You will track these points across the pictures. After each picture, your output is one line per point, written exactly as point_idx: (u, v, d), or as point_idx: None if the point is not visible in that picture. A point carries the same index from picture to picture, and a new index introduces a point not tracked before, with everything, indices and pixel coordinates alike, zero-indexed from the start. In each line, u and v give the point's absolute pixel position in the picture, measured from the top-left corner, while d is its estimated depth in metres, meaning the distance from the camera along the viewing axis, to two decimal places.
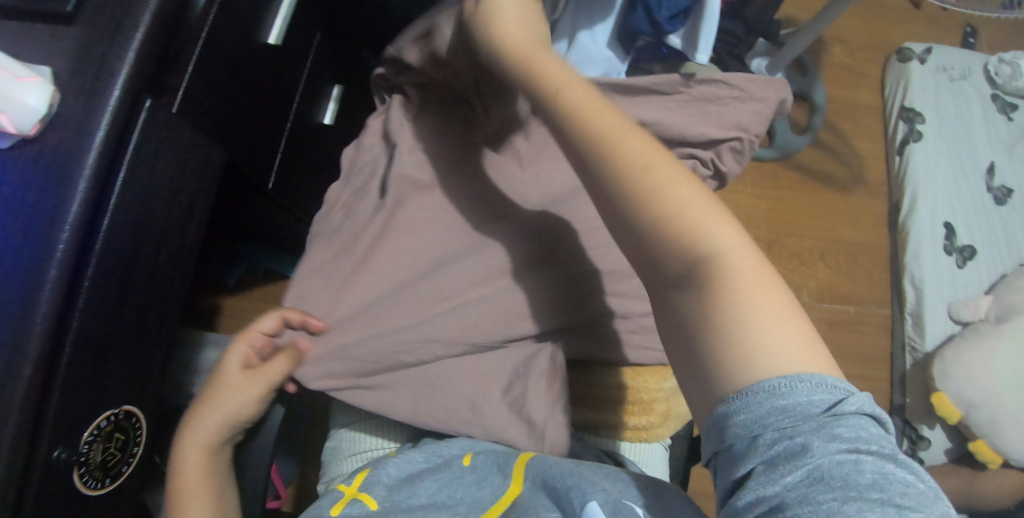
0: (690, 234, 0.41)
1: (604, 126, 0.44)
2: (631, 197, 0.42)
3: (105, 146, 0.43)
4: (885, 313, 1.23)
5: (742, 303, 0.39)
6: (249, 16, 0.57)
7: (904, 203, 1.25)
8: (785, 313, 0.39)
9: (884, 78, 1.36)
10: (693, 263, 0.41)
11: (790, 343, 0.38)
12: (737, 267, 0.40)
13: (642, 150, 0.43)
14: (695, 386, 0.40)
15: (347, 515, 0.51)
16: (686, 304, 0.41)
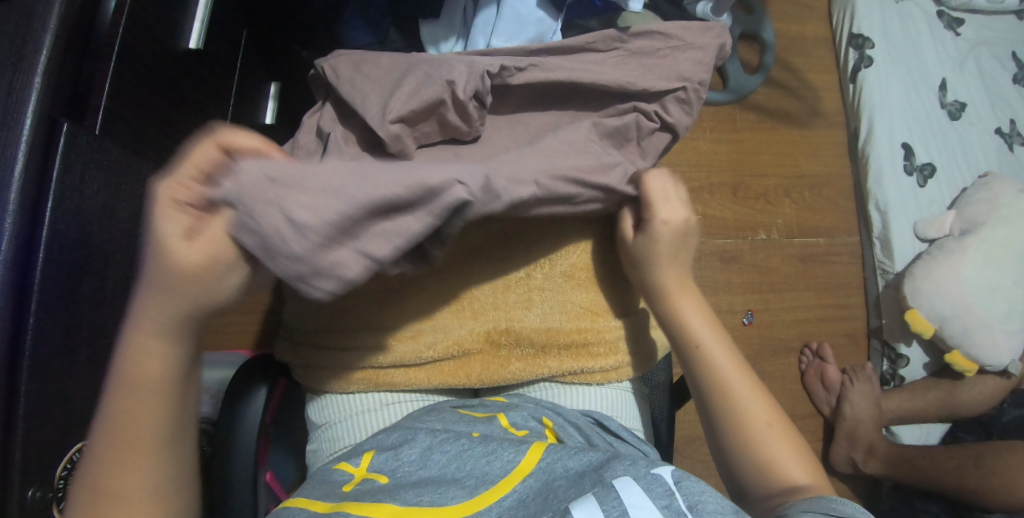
0: (718, 369, 0.58)
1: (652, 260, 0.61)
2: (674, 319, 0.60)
3: (26, 178, 0.42)
4: (853, 241, 1.25)
5: (747, 409, 0.56)
6: (160, 22, 0.55)
7: (862, 130, 1.26)
8: (771, 412, 0.57)
9: (831, 8, 1.36)
10: (718, 380, 0.58)
11: (773, 430, 0.56)
12: (762, 404, 0.57)
13: (675, 281, 0.61)
14: (711, 446, 0.58)
15: (360, 491, 0.47)
16: (724, 427, 0.57)
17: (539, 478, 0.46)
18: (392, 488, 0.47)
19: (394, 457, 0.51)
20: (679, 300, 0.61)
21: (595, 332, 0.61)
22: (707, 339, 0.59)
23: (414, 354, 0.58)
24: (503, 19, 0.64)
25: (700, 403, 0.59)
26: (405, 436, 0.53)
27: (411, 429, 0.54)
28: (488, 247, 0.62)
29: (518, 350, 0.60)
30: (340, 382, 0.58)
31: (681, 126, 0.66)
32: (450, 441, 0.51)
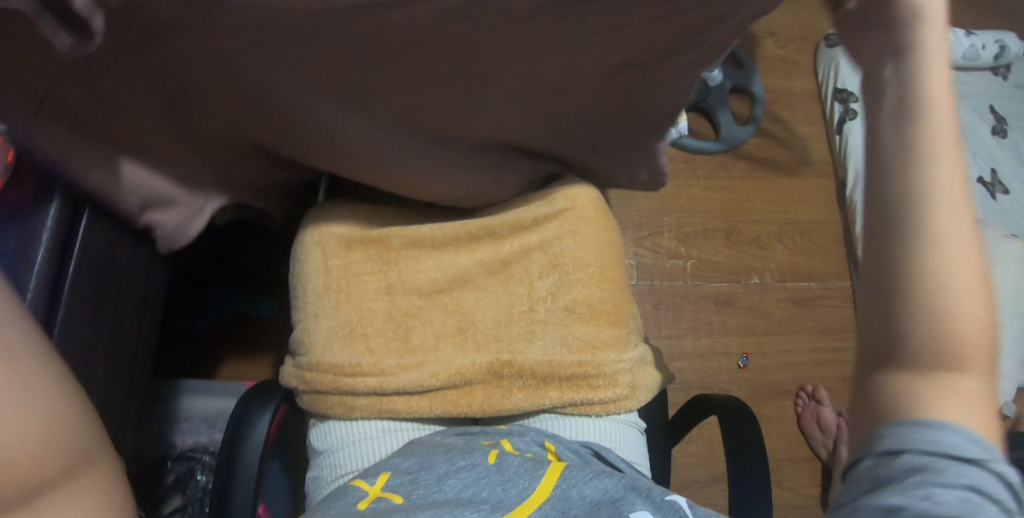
0: (933, 291, 0.42)
1: (937, 120, 0.43)
2: (912, 201, 0.43)
3: None
4: (845, 285, 1.28)
5: (936, 370, 0.43)
6: None
7: (850, 178, 1.31)
8: (978, 402, 0.43)
9: (816, 64, 1.43)
10: (936, 331, 0.42)
11: (975, 420, 0.43)
12: (974, 339, 0.43)
13: (950, 149, 0.43)
14: (877, 373, 0.45)
15: (377, 511, 0.48)
16: (896, 311, 0.43)
17: (555, 504, 0.49)
18: (409, 508, 0.48)
19: (411, 480, 0.52)
20: (939, 137, 0.43)
21: (596, 366, 0.62)
22: (947, 193, 0.43)
23: (417, 382, 0.59)
24: None
25: (882, 270, 0.44)
26: (418, 455, 0.55)
27: (425, 452, 0.55)
28: (489, 265, 0.66)
29: (521, 380, 0.61)
30: (346, 409, 0.60)
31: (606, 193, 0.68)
32: (464, 462, 0.53)
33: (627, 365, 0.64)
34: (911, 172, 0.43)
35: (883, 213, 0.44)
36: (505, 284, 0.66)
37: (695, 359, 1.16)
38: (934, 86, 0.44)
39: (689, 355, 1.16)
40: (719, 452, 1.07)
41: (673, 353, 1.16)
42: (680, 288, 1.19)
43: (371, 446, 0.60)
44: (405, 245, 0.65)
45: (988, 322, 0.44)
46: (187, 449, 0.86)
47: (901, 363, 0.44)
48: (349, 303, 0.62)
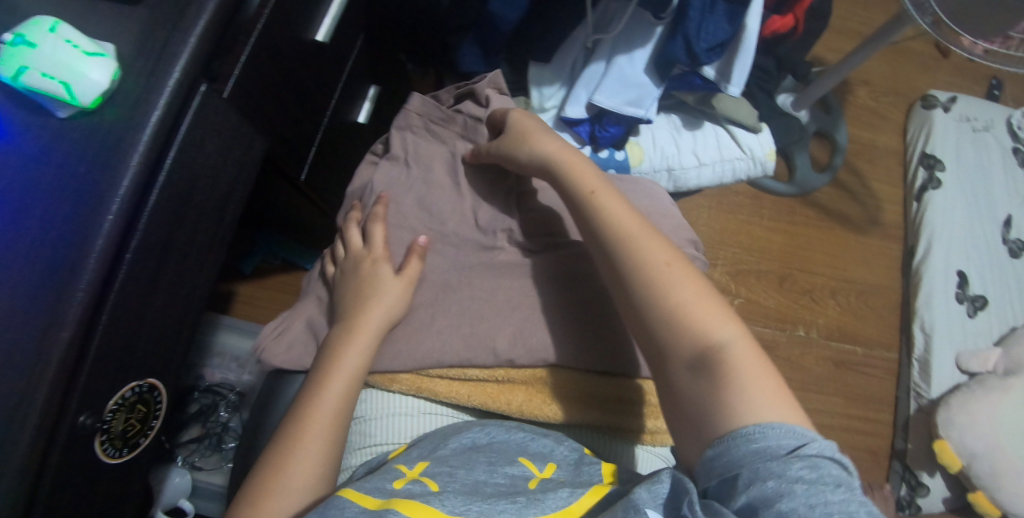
0: (685, 320, 0.49)
1: (624, 230, 0.55)
2: (642, 281, 0.52)
3: (161, 122, 0.45)
4: (892, 357, 1.22)
5: (738, 379, 0.46)
6: (299, 17, 0.59)
7: (920, 248, 1.26)
8: (772, 390, 0.46)
9: (907, 123, 1.39)
10: (707, 355, 0.48)
11: (767, 400, 0.45)
12: (711, 325, 0.49)
13: (660, 254, 0.53)
14: (691, 431, 0.47)
15: (409, 492, 0.47)
16: (663, 339, 0.50)
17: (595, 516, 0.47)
18: (444, 492, 0.47)
19: (449, 471, 0.50)
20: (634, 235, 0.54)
21: (641, 394, 0.61)
22: (647, 252, 0.53)
23: (460, 369, 0.60)
24: (609, 76, 0.63)
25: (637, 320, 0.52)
26: (462, 439, 0.55)
27: (467, 448, 0.54)
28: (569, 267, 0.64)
29: (563, 389, 0.60)
30: (386, 380, 0.60)
31: None
32: (504, 458, 0.53)
33: None
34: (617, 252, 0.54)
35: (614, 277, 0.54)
36: (577, 302, 0.62)
37: None
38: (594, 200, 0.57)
39: None
40: None
41: None
42: None
43: (406, 425, 0.60)
44: (491, 251, 0.64)
45: (698, 323, 0.49)
46: (215, 382, 0.90)
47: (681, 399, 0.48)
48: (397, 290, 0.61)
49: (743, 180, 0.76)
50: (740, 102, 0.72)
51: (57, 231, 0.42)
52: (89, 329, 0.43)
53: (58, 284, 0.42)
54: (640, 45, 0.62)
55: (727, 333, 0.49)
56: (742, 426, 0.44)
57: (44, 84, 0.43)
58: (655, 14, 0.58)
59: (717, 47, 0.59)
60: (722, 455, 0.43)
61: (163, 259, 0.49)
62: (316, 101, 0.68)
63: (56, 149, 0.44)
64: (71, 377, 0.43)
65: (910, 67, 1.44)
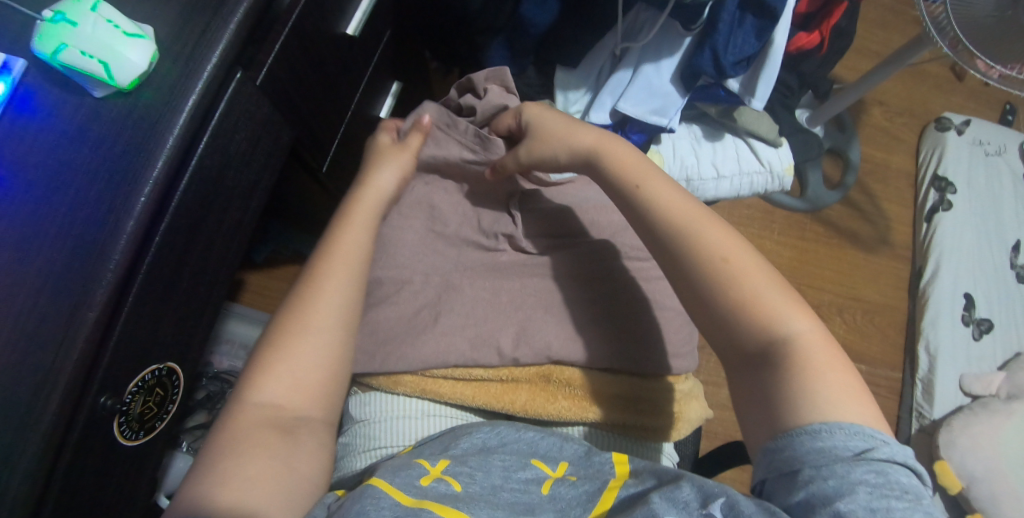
0: (761, 313, 0.51)
1: (689, 218, 0.55)
2: (706, 271, 0.53)
3: (196, 109, 0.45)
4: (895, 376, 1.23)
5: (810, 373, 0.47)
6: (332, 10, 0.59)
7: (927, 269, 1.26)
8: (842, 380, 0.47)
9: (920, 144, 1.39)
10: (774, 344, 0.50)
11: (839, 391, 0.46)
12: (782, 314, 0.50)
13: (725, 241, 0.54)
14: (762, 421, 0.48)
15: (436, 491, 0.48)
16: (735, 325, 0.51)
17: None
18: (468, 499, 0.48)
19: (469, 472, 0.51)
20: (697, 222, 0.55)
21: (643, 394, 0.62)
22: (711, 241, 0.54)
23: (465, 369, 0.60)
24: (635, 84, 0.64)
25: (702, 306, 0.53)
26: (477, 435, 0.56)
27: (483, 447, 0.55)
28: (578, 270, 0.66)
29: (567, 388, 0.61)
30: (390, 382, 0.60)
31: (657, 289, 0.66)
32: (517, 462, 0.53)
33: (675, 395, 0.64)
34: (680, 240, 0.55)
35: (675, 263, 0.55)
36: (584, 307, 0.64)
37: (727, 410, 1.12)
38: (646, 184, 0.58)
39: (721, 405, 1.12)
40: None
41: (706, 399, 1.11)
42: None
43: (411, 427, 0.60)
44: (495, 251, 0.66)
45: (765, 311, 0.51)
46: (223, 370, 0.91)
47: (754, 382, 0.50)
48: (411, 289, 0.62)
49: (760, 193, 0.76)
50: (759, 116, 0.73)
51: (90, 211, 0.43)
52: (115, 311, 0.44)
53: (88, 263, 0.42)
54: (667, 55, 0.63)
55: (793, 326, 0.50)
56: (808, 423, 0.45)
57: (82, 63, 0.43)
58: (685, 25, 0.59)
59: (743, 61, 0.60)
60: (788, 450, 0.44)
61: (189, 244, 0.50)
62: (342, 94, 0.68)
63: (92, 129, 0.44)
64: (95, 358, 0.43)
65: (925, 89, 1.45)
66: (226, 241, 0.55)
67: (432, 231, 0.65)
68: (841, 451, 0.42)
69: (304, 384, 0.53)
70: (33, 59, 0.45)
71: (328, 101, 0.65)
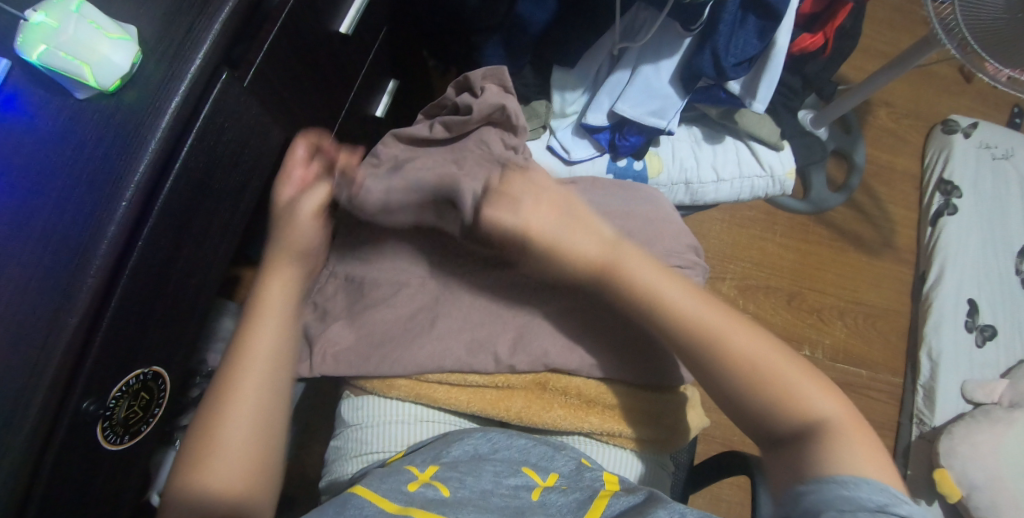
0: (789, 400, 0.52)
1: (706, 319, 0.56)
2: (732, 373, 0.54)
3: (181, 110, 0.44)
4: (897, 382, 1.21)
5: (847, 449, 0.49)
6: (325, 7, 0.58)
7: (931, 274, 1.24)
8: (872, 449, 0.50)
9: (926, 147, 1.37)
10: (807, 427, 0.51)
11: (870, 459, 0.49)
12: (806, 397, 0.53)
13: (739, 339, 0.55)
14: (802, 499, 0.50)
15: (422, 499, 0.47)
16: (763, 416, 0.53)
17: None
18: (456, 503, 0.47)
19: (459, 477, 0.50)
20: (712, 312, 0.56)
21: (640, 404, 0.60)
22: (730, 340, 0.55)
23: (460, 375, 0.59)
24: (634, 86, 0.63)
25: (734, 404, 0.55)
26: (468, 441, 0.55)
27: (473, 455, 0.54)
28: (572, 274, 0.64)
29: (563, 397, 0.59)
30: (384, 386, 0.59)
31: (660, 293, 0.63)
32: (508, 468, 0.52)
33: (674, 406, 0.62)
34: (700, 339, 0.56)
35: (700, 367, 0.56)
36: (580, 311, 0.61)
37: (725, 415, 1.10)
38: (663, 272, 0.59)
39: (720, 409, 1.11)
40: (723, 513, 1.04)
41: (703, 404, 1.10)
42: None
43: (403, 432, 0.59)
44: None
45: (789, 397, 0.53)
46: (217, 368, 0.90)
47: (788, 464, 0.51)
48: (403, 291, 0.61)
49: (760, 198, 0.75)
50: (762, 119, 0.72)
51: (71, 214, 0.42)
52: (97, 315, 0.43)
53: (69, 267, 0.41)
54: (666, 56, 0.61)
55: (822, 407, 0.52)
56: (834, 476, 0.46)
57: (64, 64, 0.42)
58: (683, 25, 0.57)
59: (745, 62, 0.59)
60: (814, 492, 0.45)
61: (176, 246, 0.49)
62: (336, 93, 0.67)
63: (75, 130, 0.43)
64: (77, 362, 0.43)
65: (932, 90, 1.43)
66: (215, 242, 0.54)
67: (426, 234, 0.64)
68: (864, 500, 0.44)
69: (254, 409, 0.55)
70: (17, 59, 0.44)
71: (321, 100, 0.64)
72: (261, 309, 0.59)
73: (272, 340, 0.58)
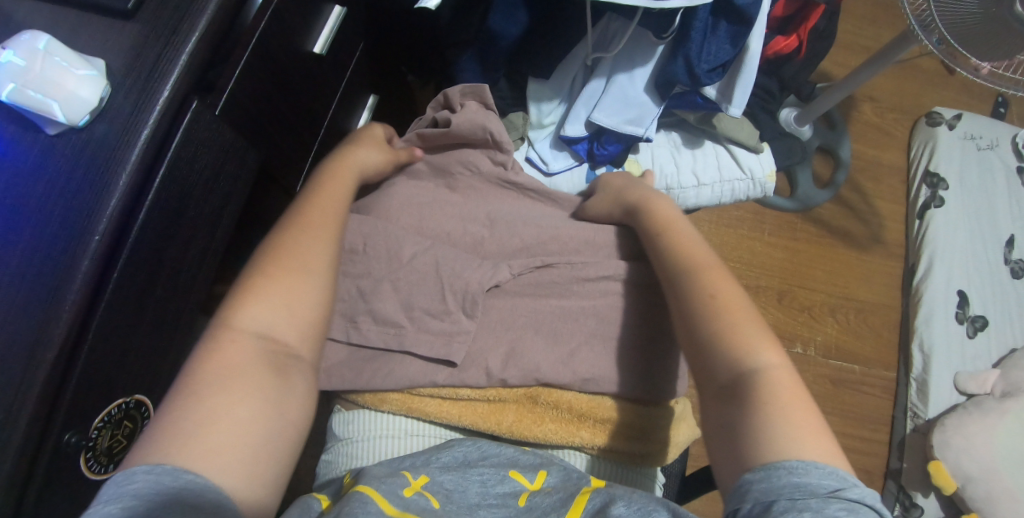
0: (745, 348, 0.50)
1: (698, 263, 0.57)
2: (700, 307, 0.54)
3: (151, 139, 0.44)
4: (891, 376, 1.21)
5: (779, 406, 0.46)
6: (298, 30, 0.59)
7: (920, 267, 1.25)
8: (806, 420, 0.46)
9: (912, 140, 1.38)
10: (746, 372, 0.49)
11: (801, 425, 0.45)
12: (770, 358, 0.49)
13: (720, 283, 0.55)
14: (720, 445, 0.48)
15: (418, 507, 0.46)
16: (712, 357, 0.51)
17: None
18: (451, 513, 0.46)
19: (449, 489, 0.49)
20: (704, 264, 0.57)
21: (635, 417, 0.59)
22: (716, 282, 0.55)
23: (451, 390, 0.58)
24: (610, 94, 0.63)
25: (691, 340, 0.53)
26: (455, 449, 0.55)
27: (461, 464, 0.53)
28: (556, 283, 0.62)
29: (554, 411, 0.58)
30: (376, 400, 0.58)
31: (649, 306, 0.62)
32: (495, 474, 0.52)
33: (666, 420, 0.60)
34: (687, 277, 0.56)
35: (677, 300, 0.56)
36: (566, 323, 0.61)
37: None
38: (667, 223, 0.61)
39: None
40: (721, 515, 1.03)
41: None
42: None
43: (393, 447, 0.57)
44: None
45: (754, 339, 0.51)
46: None
47: (725, 404, 0.49)
48: None
49: (743, 200, 0.75)
50: (740, 121, 0.72)
51: (45, 249, 0.42)
52: (74, 349, 0.43)
53: (44, 303, 0.41)
54: (640, 64, 0.62)
55: (761, 359, 0.49)
56: (782, 459, 0.43)
57: (34, 102, 0.43)
58: (657, 34, 0.57)
59: (718, 68, 0.59)
60: (764, 483, 0.42)
61: (153, 276, 0.49)
62: (313, 110, 0.67)
63: (47, 166, 0.43)
64: (56, 397, 0.42)
65: (915, 83, 1.44)
66: (196, 267, 0.54)
67: None
68: (804, 485, 0.41)
69: (300, 320, 0.50)
70: None
71: (299, 119, 0.64)
72: (290, 252, 0.53)
73: (313, 293, 0.52)
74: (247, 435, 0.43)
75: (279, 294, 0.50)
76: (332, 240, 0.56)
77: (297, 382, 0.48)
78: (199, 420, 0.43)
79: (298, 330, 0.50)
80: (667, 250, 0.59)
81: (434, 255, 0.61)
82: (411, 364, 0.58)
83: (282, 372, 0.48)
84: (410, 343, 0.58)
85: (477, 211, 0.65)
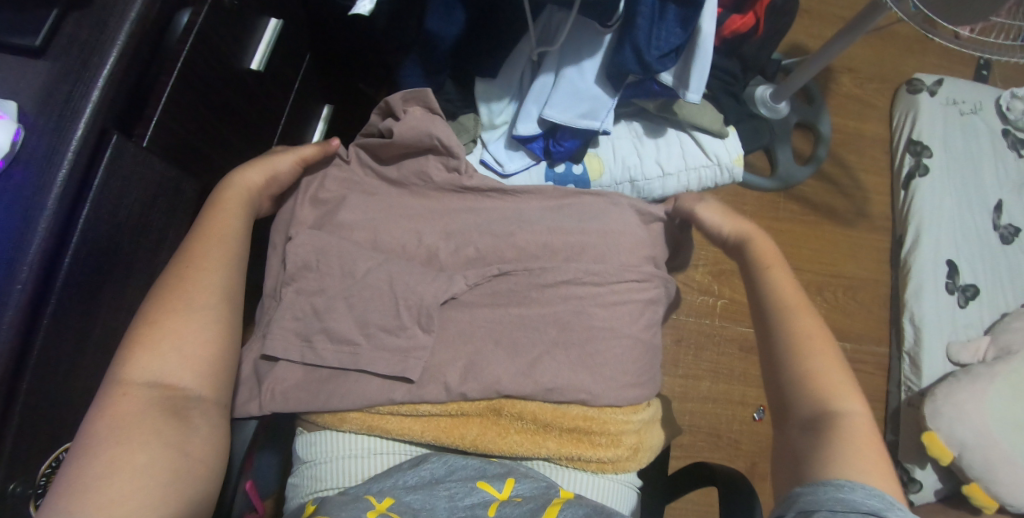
0: (830, 392, 0.52)
1: (794, 302, 0.58)
2: (786, 345, 0.55)
3: (71, 175, 0.42)
4: (883, 351, 1.20)
5: (858, 449, 0.48)
6: (231, 46, 0.56)
7: (907, 238, 1.23)
8: (879, 465, 0.48)
9: (893, 109, 1.35)
10: (827, 413, 0.51)
11: (878, 471, 0.48)
12: (856, 404, 0.52)
13: (810, 324, 0.56)
14: (787, 475, 0.50)
15: None
16: (794, 393, 0.53)
17: None
18: None
19: (415, 510, 0.48)
20: (794, 305, 0.58)
21: (601, 422, 0.57)
22: (804, 323, 0.56)
23: (411, 406, 0.56)
24: (560, 90, 0.61)
25: (774, 376, 0.55)
26: (423, 466, 0.53)
27: (428, 481, 0.52)
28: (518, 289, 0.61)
29: (519, 422, 0.57)
30: (336, 420, 0.56)
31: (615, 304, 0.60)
32: (462, 488, 0.51)
33: (636, 425, 0.59)
34: (778, 317, 0.57)
35: (764, 335, 0.58)
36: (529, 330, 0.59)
37: (709, 403, 1.06)
38: (768, 260, 0.61)
39: (703, 398, 1.06)
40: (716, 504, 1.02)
41: (686, 394, 1.06)
42: (706, 328, 1.09)
43: (356, 468, 0.56)
44: None
45: (844, 385, 0.53)
46: None
47: (800, 437, 0.51)
48: None
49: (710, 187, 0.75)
50: (702, 106, 0.70)
51: None
52: (6, 405, 0.41)
53: None
54: (588, 57, 0.60)
55: (849, 405, 0.51)
56: (834, 479, 0.46)
57: None
58: (601, 23, 0.55)
59: (671, 53, 0.57)
60: (811, 494, 0.44)
61: (87, 320, 0.47)
62: (258, 126, 0.65)
63: None
64: None
65: (894, 50, 1.41)
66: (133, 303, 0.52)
67: None
68: (845, 498, 0.43)
69: (195, 360, 0.50)
70: None
71: (239, 137, 0.62)
72: (180, 290, 0.52)
73: (205, 330, 0.51)
74: (149, 483, 0.43)
75: (167, 336, 0.49)
76: (228, 270, 0.55)
77: (199, 422, 0.48)
78: (97, 476, 0.42)
79: (195, 373, 0.49)
80: (764, 289, 0.60)
81: (388, 270, 0.59)
82: (370, 383, 0.56)
83: (182, 416, 0.47)
84: (366, 361, 0.56)
85: (433, 218, 0.64)
